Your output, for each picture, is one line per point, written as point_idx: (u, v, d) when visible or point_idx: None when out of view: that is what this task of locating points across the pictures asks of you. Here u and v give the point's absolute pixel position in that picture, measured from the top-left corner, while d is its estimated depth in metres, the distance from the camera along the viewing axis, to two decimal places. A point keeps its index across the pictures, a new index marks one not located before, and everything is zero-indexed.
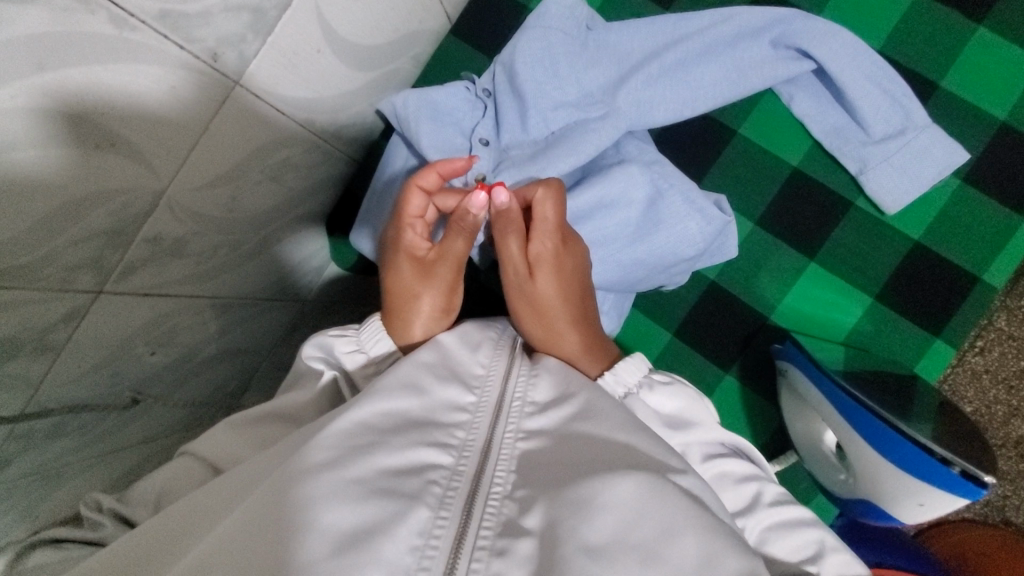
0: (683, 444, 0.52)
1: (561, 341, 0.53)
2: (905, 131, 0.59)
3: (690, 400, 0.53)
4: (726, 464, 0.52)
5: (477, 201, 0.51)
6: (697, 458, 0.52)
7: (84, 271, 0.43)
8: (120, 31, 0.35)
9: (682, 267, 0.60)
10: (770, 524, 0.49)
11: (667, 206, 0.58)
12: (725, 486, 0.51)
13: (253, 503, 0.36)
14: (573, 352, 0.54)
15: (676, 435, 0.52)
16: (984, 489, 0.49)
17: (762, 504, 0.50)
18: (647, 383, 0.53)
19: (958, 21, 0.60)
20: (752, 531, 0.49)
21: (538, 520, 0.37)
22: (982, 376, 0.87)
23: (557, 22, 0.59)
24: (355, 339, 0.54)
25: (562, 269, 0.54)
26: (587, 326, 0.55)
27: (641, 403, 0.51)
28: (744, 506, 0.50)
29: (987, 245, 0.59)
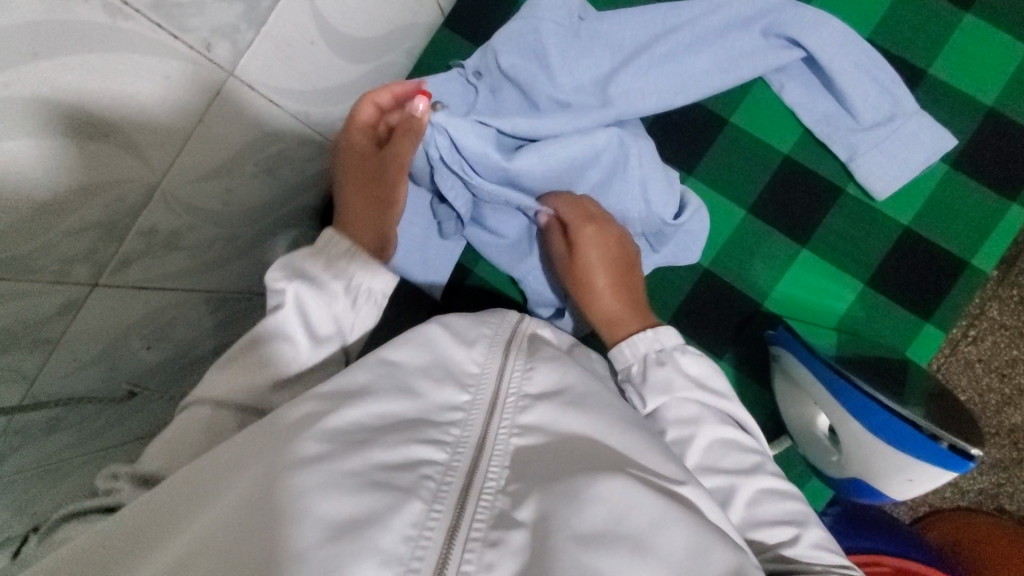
0: (698, 405, 0.52)
1: (606, 305, 0.57)
2: (894, 117, 0.59)
3: (713, 370, 0.54)
4: (727, 432, 0.51)
5: (418, 107, 0.55)
6: (712, 419, 0.52)
7: (79, 263, 0.43)
8: (115, 20, 0.35)
9: (656, 258, 0.62)
10: (761, 491, 0.50)
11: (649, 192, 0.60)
12: (727, 449, 0.51)
13: (245, 489, 0.36)
14: (618, 317, 0.57)
15: (699, 398, 0.52)
16: (971, 461, 0.51)
17: (761, 472, 0.50)
18: (680, 346, 0.54)
19: (946, 10, 0.61)
20: (744, 493, 0.50)
21: (531, 512, 0.37)
22: (975, 365, 0.88)
23: (550, 12, 0.59)
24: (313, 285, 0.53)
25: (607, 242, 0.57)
26: (632, 293, 0.58)
27: (676, 359, 0.53)
28: (743, 470, 0.50)
29: (975, 231, 0.59)
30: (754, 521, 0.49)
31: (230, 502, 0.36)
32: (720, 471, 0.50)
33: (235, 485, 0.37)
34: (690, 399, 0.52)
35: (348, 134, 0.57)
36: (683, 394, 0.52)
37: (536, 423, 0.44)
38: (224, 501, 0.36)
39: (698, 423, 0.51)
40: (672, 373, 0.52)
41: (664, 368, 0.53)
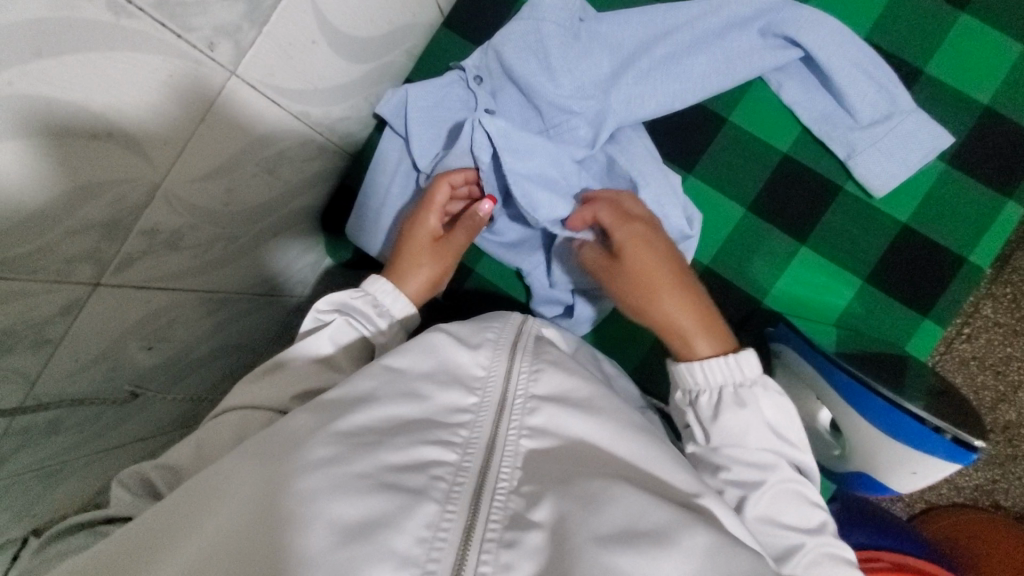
0: (774, 453, 0.50)
1: (670, 315, 0.55)
2: (892, 116, 0.60)
3: (791, 417, 0.52)
4: (801, 484, 0.50)
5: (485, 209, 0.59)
6: (785, 469, 0.50)
7: (82, 264, 0.43)
8: (118, 18, 0.35)
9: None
10: (824, 552, 0.47)
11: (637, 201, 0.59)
12: (796, 502, 0.49)
13: (256, 493, 0.36)
14: (690, 329, 0.54)
15: (772, 444, 0.51)
16: (974, 453, 0.51)
17: (828, 532, 0.49)
18: (760, 383, 0.52)
19: (940, 9, 0.61)
20: (807, 552, 0.47)
21: (547, 514, 0.37)
22: (969, 363, 0.89)
23: (551, 14, 0.60)
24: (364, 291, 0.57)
25: (650, 248, 0.56)
26: (698, 301, 0.55)
27: (754, 398, 0.51)
28: (809, 527, 0.48)
29: (972, 228, 0.60)
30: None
31: (236, 502, 0.36)
32: (788, 526, 0.48)
33: (241, 485, 0.37)
34: (764, 444, 0.50)
35: (413, 223, 0.60)
36: (759, 440, 0.50)
37: (544, 425, 0.44)
38: (231, 503, 0.36)
39: (771, 472, 0.49)
40: (751, 415, 0.50)
41: (742, 410, 0.51)
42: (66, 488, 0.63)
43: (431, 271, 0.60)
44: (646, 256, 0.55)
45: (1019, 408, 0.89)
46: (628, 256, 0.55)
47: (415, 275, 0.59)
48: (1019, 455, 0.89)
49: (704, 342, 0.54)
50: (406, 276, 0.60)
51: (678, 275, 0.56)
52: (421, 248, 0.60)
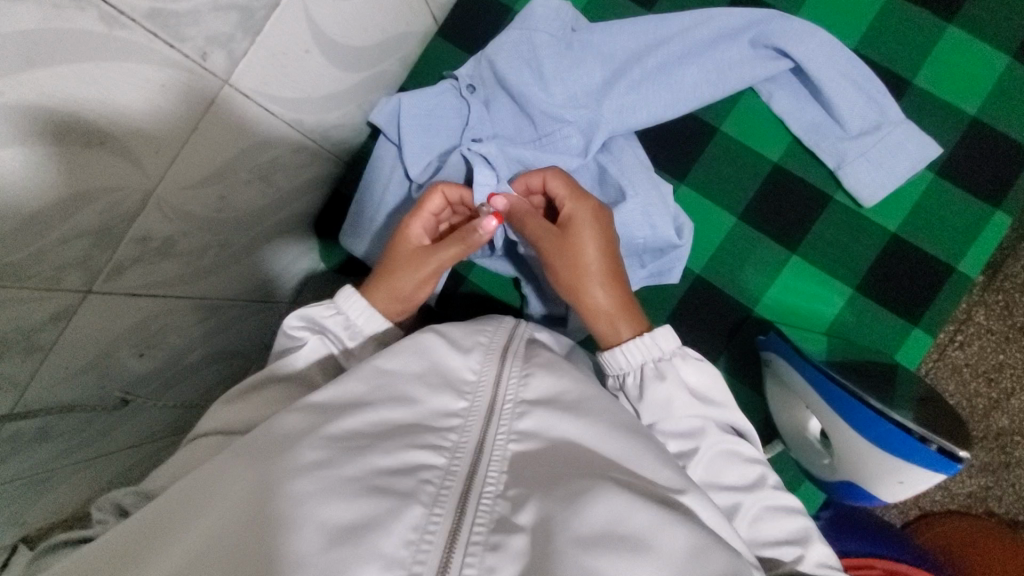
0: (702, 418, 0.52)
1: (595, 296, 0.55)
2: (881, 126, 0.60)
3: (713, 379, 0.53)
4: (736, 444, 0.52)
5: (489, 226, 0.54)
6: (712, 433, 0.52)
7: (73, 271, 0.43)
8: (111, 29, 0.35)
9: (638, 275, 0.63)
10: (767, 506, 0.50)
11: (627, 212, 0.59)
12: (732, 462, 0.51)
13: (244, 495, 0.36)
14: (610, 312, 0.55)
15: (696, 410, 0.52)
16: (958, 464, 0.51)
17: (765, 485, 0.51)
18: (679, 352, 0.53)
19: (928, 21, 0.62)
20: (747, 509, 0.50)
21: (531, 517, 0.37)
22: (962, 370, 0.89)
23: (544, 25, 0.61)
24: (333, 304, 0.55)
25: (596, 222, 0.55)
26: (622, 285, 0.56)
27: (673, 369, 0.52)
28: (746, 485, 0.51)
29: (961, 237, 0.60)
30: (761, 538, 0.49)
31: (224, 507, 0.36)
32: (727, 488, 0.51)
33: (229, 490, 0.37)
34: (688, 412, 0.52)
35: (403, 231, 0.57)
36: (684, 409, 0.52)
37: (532, 429, 0.44)
38: (219, 508, 0.36)
39: (701, 438, 0.51)
40: (672, 387, 0.52)
41: (663, 382, 0.52)
42: (56, 493, 0.63)
43: (411, 285, 0.56)
44: (589, 229, 0.55)
45: (1012, 415, 0.89)
46: (570, 228, 0.55)
47: (388, 288, 0.57)
48: (1013, 462, 0.89)
49: (625, 326, 0.55)
50: (382, 286, 0.57)
51: (613, 255, 0.56)
52: (404, 257, 0.57)
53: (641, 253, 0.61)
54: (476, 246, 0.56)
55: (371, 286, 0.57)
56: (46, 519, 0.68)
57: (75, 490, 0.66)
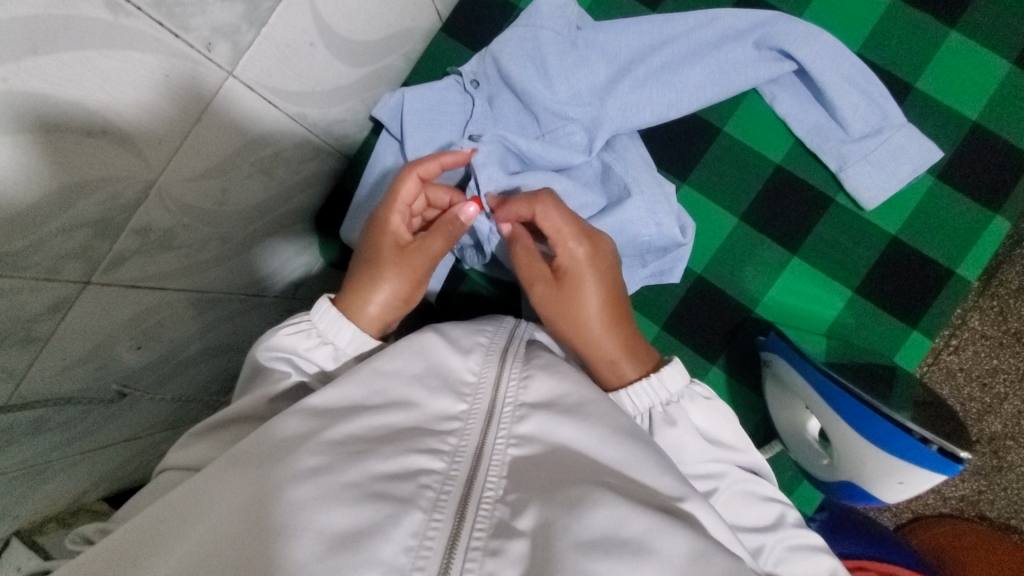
0: (722, 462, 0.52)
1: (592, 340, 0.55)
2: (883, 129, 0.61)
3: (725, 420, 0.54)
4: (753, 485, 0.52)
5: (471, 212, 0.54)
6: (727, 477, 0.52)
7: (72, 261, 0.43)
8: (116, 17, 0.35)
9: (641, 274, 0.63)
10: (789, 545, 0.50)
11: (631, 210, 0.59)
12: (751, 502, 0.52)
13: (247, 497, 0.36)
14: (613, 354, 0.55)
15: (710, 453, 0.52)
16: (960, 464, 0.51)
17: (785, 525, 0.51)
18: (688, 392, 0.54)
19: (931, 26, 0.62)
20: (770, 551, 0.50)
21: (531, 522, 0.37)
22: (957, 374, 0.90)
23: (548, 21, 0.61)
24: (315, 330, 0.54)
25: (597, 267, 0.55)
26: (624, 324, 0.56)
27: (683, 413, 0.52)
28: (767, 525, 0.51)
29: (960, 241, 0.61)
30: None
31: (222, 511, 0.36)
32: (749, 529, 0.51)
33: (230, 494, 0.37)
34: (704, 456, 0.52)
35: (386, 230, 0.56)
36: (698, 454, 0.52)
37: (532, 433, 0.44)
38: (219, 512, 0.36)
39: (719, 480, 0.52)
40: (684, 431, 0.52)
41: (674, 427, 0.52)
42: (50, 486, 0.63)
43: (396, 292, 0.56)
44: (593, 277, 0.54)
45: (1004, 419, 0.90)
46: (574, 276, 0.54)
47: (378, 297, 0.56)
48: (1005, 466, 0.90)
49: (630, 366, 0.55)
50: (367, 300, 0.56)
51: (616, 295, 0.56)
52: (386, 265, 0.56)
53: (644, 253, 0.62)
54: (456, 233, 0.56)
55: (349, 301, 0.56)
56: (38, 514, 0.67)
57: (69, 483, 0.66)
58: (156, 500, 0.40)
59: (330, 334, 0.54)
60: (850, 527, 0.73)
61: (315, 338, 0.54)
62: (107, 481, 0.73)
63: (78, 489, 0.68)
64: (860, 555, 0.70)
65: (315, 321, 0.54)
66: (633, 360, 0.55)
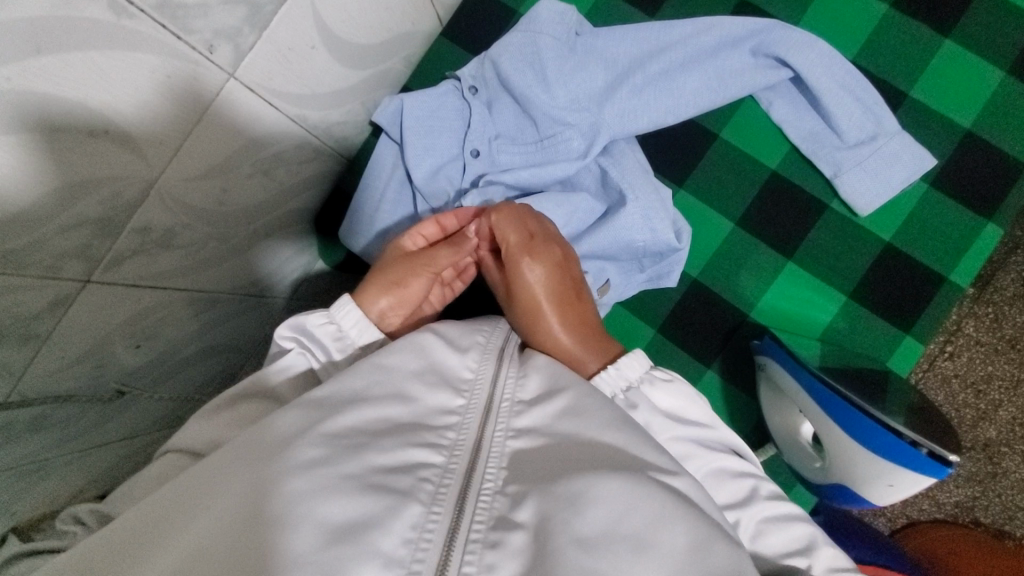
0: (684, 442, 0.52)
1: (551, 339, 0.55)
2: (877, 137, 0.61)
3: (686, 398, 0.54)
4: (721, 463, 0.52)
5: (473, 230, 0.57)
6: (693, 455, 0.52)
7: (73, 260, 0.43)
8: (119, 19, 0.35)
9: (637, 278, 0.64)
10: (766, 518, 0.51)
11: (628, 215, 0.60)
12: (720, 481, 0.52)
13: (246, 490, 0.36)
14: (571, 351, 0.55)
15: (676, 433, 0.53)
16: (949, 468, 0.52)
17: (758, 498, 0.51)
18: (647, 377, 0.54)
19: (926, 35, 0.63)
20: (746, 525, 0.51)
21: (530, 514, 0.38)
22: (952, 380, 0.90)
23: (548, 27, 0.61)
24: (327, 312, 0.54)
25: (536, 273, 0.55)
26: (582, 324, 0.56)
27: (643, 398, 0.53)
28: (740, 500, 0.51)
29: (953, 247, 0.61)
30: (767, 550, 0.50)
31: (220, 506, 0.36)
32: (726, 506, 0.51)
33: (230, 488, 0.37)
34: (670, 436, 0.52)
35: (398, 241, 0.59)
36: (662, 435, 0.52)
37: (531, 427, 0.44)
38: (218, 506, 0.36)
39: (687, 460, 0.52)
40: (645, 414, 0.52)
41: (636, 412, 0.52)
42: (47, 486, 0.63)
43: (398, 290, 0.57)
44: (532, 282, 0.55)
45: (999, 425, 0.90)
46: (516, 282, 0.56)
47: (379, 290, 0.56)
48: (1000, 472, 0.91)
49: (591, 360, 0.55)
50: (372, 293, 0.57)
51: (565, 299, 0.56)
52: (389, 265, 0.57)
53: (640, 257, 0.62)
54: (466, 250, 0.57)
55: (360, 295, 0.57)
56: None
57: (66, 482, 0.66)
58: (153, 495, 0.40)
59: (338, 315, 0.54)
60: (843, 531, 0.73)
61: (323, 317, 0.54)
62: (104, 480, 0.73)
63: (74, 488, 0.68)
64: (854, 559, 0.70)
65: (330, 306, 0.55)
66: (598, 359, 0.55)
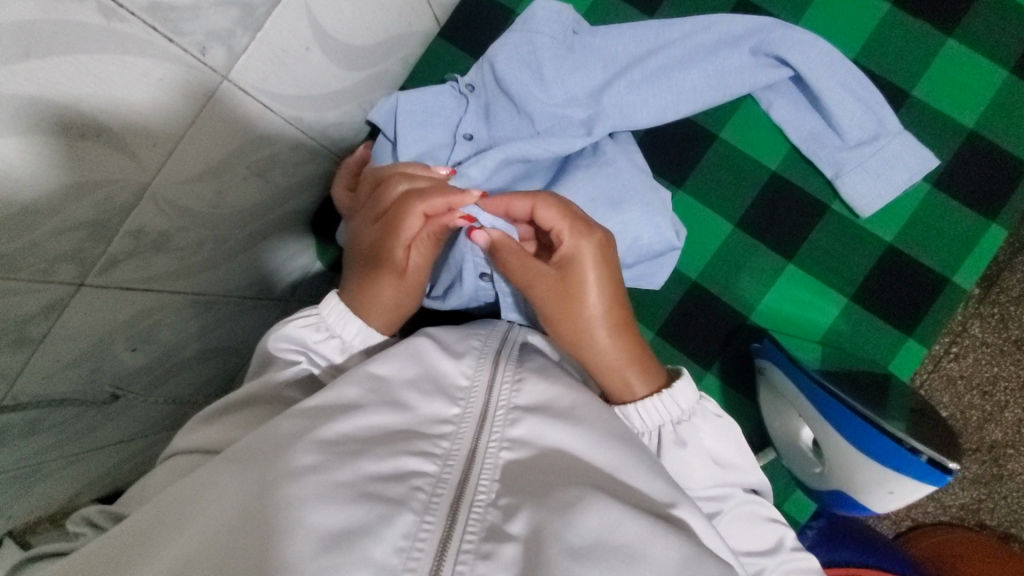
0: (723, 481, 0.52)
1: (603, 349, 0.52)
2: (879, 136, 0.60)
3: (731, 442, 0.53)
4: (760, 506, 0.52)
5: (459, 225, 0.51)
6: (730, 500, 0.51)
7: (66, 263, 0.43)
8: (109, 22, 0.35)
9: (624, 278, 0.61)
10: (786, 570, 0.50)
11: (634, 211, 0.58)
12: (753, 523, 0.52)
13: (237, 496, 0.36)
14: (616, 361, 0.52)
15: (699, 466, 0.51)
16: (949, 475, 0.51)
17: (785, 550, 0.51)
18: (697, 413, 0.52)
19: (929, 33, 0.62)
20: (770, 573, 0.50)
21: (523, 526, 0.37)
22: (956, 382, 0.89)
23: (545, 26, 0.60)
24: (325, 324, 0.55)
25: (599, 261, 0.51)
26: (629, 331, 0.53)
27: (694, 434, 0.51)
28: (767, 547, 0.51)
29: (956, 248, 0.61)
30: None
31: (210, 514, 0.36)
32: (749, 551, 0.51)
33: (223, 499, 0.37)
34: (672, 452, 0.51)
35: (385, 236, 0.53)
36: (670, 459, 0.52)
37: (525, 435, 0.43)
38: (209, 515, 0.36)
39: (728, 500, 0.51)
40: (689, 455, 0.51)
41: (682, 450, 0.51)
42: (44, 487, 0.64)
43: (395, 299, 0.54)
44: (593, 272, 0.51)
45: (1005, 428, 0.89)
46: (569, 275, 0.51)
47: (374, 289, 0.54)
48: (1005, 475, 0.90)
49: (636, 378, 0.53)
50: (374, 296, 0.54)
51: (615, 299, 0.52)
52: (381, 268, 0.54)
53: (640, 258, 0.60)
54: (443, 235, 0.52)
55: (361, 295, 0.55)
56: (33, 513, 0.67)
57: (66, 483, 0.67)
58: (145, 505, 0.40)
59: (339, 328, 0.54)
60: (852, 533, 0.73)
61: (325, 331, 0.54)
62: (102, 482, 0.73)
63: (73, 489, 0.69)
64: (869, 562, 0.70)
65: (325, 316, 0.55)
66: (641, 372, 0.53)
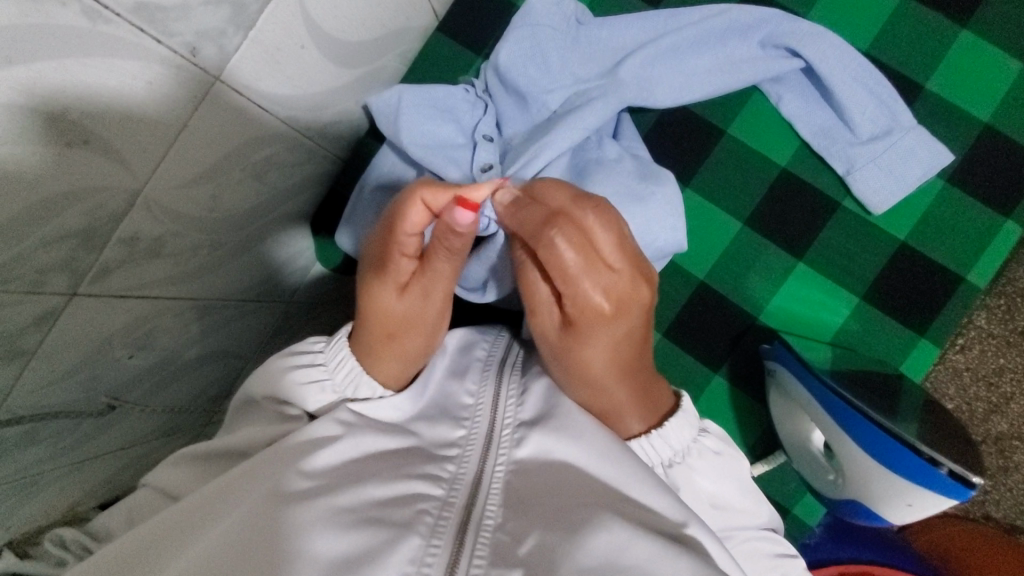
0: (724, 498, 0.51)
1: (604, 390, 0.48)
2: (892, 131, 0.59)
3: (738, 475, 0.50)
4: (769, 542, 0.51)
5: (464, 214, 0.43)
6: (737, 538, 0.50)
7: (56, 273, 0.42)
8: (95, 24, 0.33)
9: None
10: None
11: (652, 210, 0.55)
12: (762, 562, 0.51)
13: (236, 518, 0.35)
14: (619, 404, 0.49)
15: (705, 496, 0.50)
16: (971, 490, 0.50)
17: None
18: (696, 444, 0.50)
19: (942, 23, 0.60)
20: None
21: (532, 549, 0.36)
22: (963, 373, 0.88)
23: (547, 18, 0.58)
24: (330, 382, 0.48)
25: (612, 307, 0.47)
26: (638, 371, 0.49)
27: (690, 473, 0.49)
28: None
29: (970, 246, 0.59)
30: None
31: (211, 535, 0.35)
32: None
33: (223, 522, 0.36)
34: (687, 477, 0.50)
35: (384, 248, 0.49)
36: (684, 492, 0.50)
37: (531, 455, 0.43)
38: (210, 537, 0.35)
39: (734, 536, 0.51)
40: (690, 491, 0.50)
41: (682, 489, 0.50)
42: (42, 497, 0.63)
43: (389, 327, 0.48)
44: (605, 328, 0.47)
45: (1011, 419, 0.88)
46: (578, 313, 0.47)
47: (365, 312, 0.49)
48: (1011, 467, 0.89)
49: (636, 419, 0.50)
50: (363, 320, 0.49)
51: (625, 337, 0.48)
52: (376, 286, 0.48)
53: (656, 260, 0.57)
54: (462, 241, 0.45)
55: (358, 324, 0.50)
56: (33, 520, 0.66)
57: (65, 491, 0.66)
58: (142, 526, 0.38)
59: (346, 387, 0.48)
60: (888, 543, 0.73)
61: (329, 390, 0.48)
62: (101, 488, 0.73)
63: (73, 497, 0.68)
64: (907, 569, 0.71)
65: (331, 373, 0.48)
66: (643, 414, 0.50)
